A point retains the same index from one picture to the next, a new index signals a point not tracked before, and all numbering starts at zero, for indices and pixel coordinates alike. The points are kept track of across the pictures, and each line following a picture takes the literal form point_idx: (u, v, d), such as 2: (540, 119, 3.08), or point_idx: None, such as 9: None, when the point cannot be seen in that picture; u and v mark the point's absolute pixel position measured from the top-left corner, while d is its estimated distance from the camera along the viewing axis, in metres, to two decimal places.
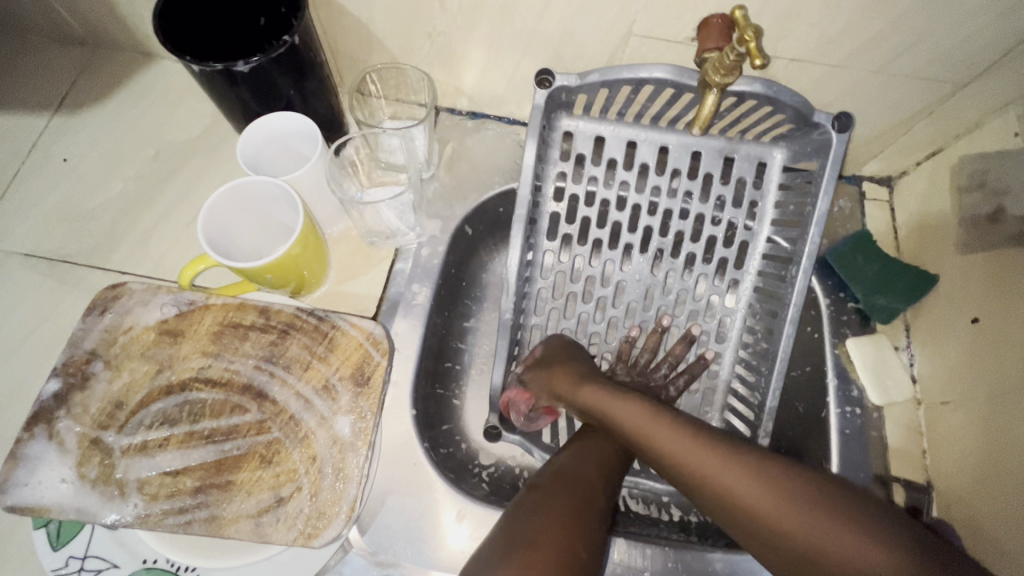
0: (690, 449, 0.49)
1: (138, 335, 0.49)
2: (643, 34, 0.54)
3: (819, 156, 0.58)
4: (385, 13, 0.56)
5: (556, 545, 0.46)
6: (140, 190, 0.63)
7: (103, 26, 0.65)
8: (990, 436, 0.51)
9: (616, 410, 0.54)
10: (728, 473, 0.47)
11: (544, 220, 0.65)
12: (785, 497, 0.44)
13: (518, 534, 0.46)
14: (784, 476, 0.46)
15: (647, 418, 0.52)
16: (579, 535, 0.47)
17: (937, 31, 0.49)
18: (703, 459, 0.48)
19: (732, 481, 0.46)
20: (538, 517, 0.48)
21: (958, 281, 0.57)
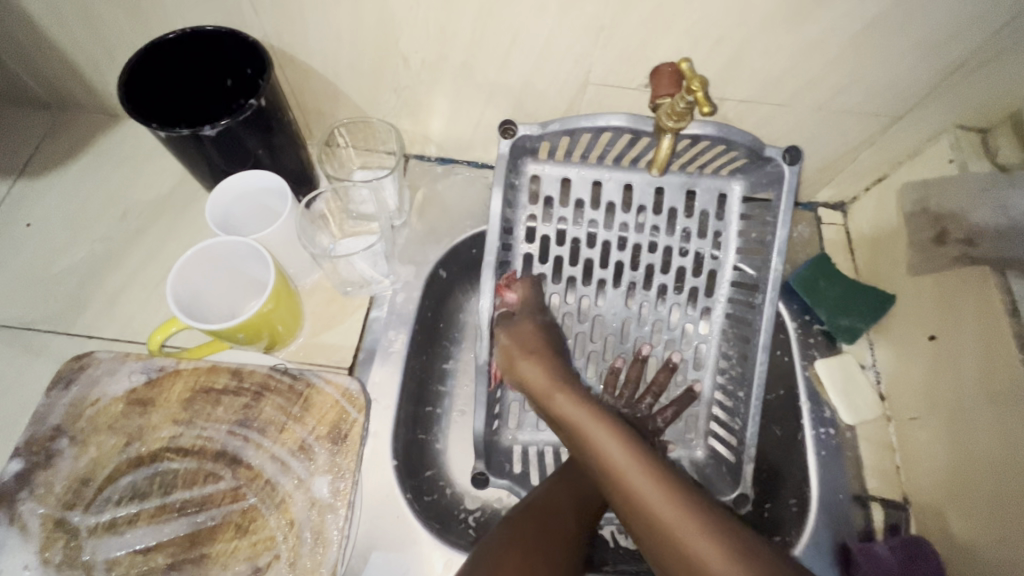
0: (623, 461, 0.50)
1: (105, 406, 0.47)
2: (599, 83, 0.56)
3: (774, 188, 0.61)
4: (350, 71, 0.58)
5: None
6: (108, 252, 0.63)
7: (68, 90, 0.66)
8: (957, 450, 0.53)
9: (578, 414, 0.55)
10: (665, 506, 0.47)
11: (516, 261, 0.68)
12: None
13: (479, 567, 0.48)
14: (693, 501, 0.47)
15: (601, 432, 0.53)
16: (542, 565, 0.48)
17: (868, 73, 0.53)
18: (648, 487, 0.48)
19: (715, 559, 0.43)
20: (503, 551, 0.49)
21: (912, 300, 0.60)
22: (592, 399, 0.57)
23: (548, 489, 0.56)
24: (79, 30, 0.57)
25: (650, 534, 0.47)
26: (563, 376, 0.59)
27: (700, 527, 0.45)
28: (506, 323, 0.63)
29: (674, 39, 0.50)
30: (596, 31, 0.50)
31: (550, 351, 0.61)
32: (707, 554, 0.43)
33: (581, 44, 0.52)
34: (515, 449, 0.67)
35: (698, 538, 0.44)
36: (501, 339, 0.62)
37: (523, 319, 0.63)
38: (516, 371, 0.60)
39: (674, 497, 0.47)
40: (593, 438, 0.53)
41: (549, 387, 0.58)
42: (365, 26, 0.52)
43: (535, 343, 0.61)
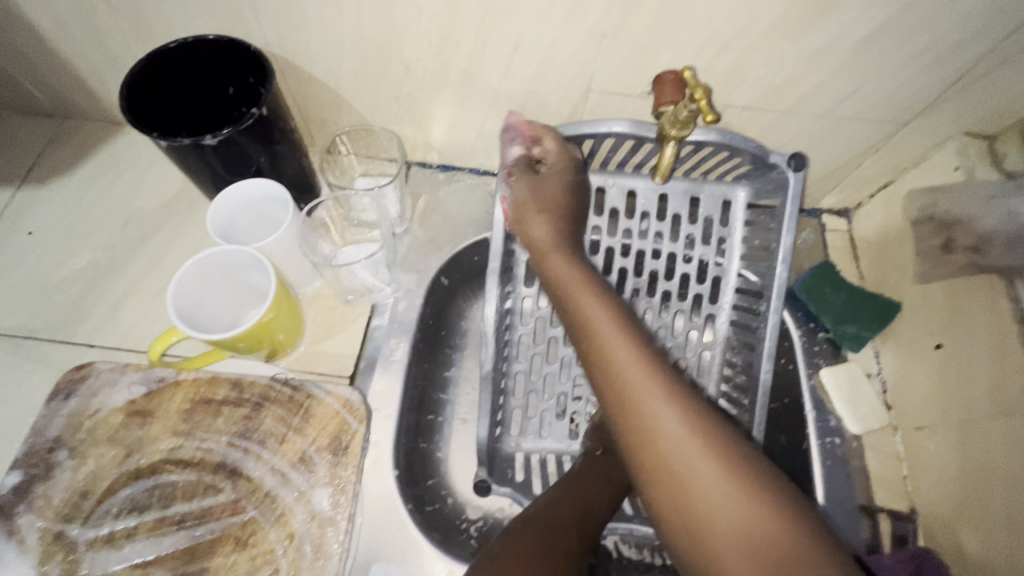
0: (604, 326, 0.50)
1: (105, 418, 0.47)
2: (601, 90, 0.56)
3: (779, 195, 0.60)
4: (352, 79, 0.58)
5: None
6: (109, 260, 0.63)
7: (71, 98, 0.66)
8: (966, 461, 0.52)
9: (569, 283, 0.55)
10: (637, 371, 0.46)
11: (519, 268, 0.67)
12: (721, 467, 0.40)
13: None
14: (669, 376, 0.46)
15: (590, 298, 0.52)
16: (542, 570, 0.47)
17: (872, 80, 0.52)
18: (626, 354, 0.47)
19: (675, 418, 0.42)
20: (503, 559, 0.48)
21: (919, 308, 0.59)
22: (586, 270, 0.57)
23: (550, 501, 0.56)
24: (82, 39, 0.57)
25: (615, 377, 0.47)
26: (562, 238, 0.59)
27: (670, 398, 0.44)
28: (536, 180, 0.59)
29: (677, 47, 0.50)
30: (598, 39, 0.50)
31: (570, 226, 0.59)
32: (667, 415, 0.43)
33: (583, 52, 0.52)
34: (517, 457, 0.67)
35: (664, 401, 0.44)
36: (537, 224, 0.58)
37: (552, 172, 0.58)
38: (529, 224, 0.58)
39: (649, 366, 0.46)
40: (585, 308, 0.52)
41: (553, 251, 0.58)
42: (367, 35, 0.52)
43: (557, 223, 0.59)
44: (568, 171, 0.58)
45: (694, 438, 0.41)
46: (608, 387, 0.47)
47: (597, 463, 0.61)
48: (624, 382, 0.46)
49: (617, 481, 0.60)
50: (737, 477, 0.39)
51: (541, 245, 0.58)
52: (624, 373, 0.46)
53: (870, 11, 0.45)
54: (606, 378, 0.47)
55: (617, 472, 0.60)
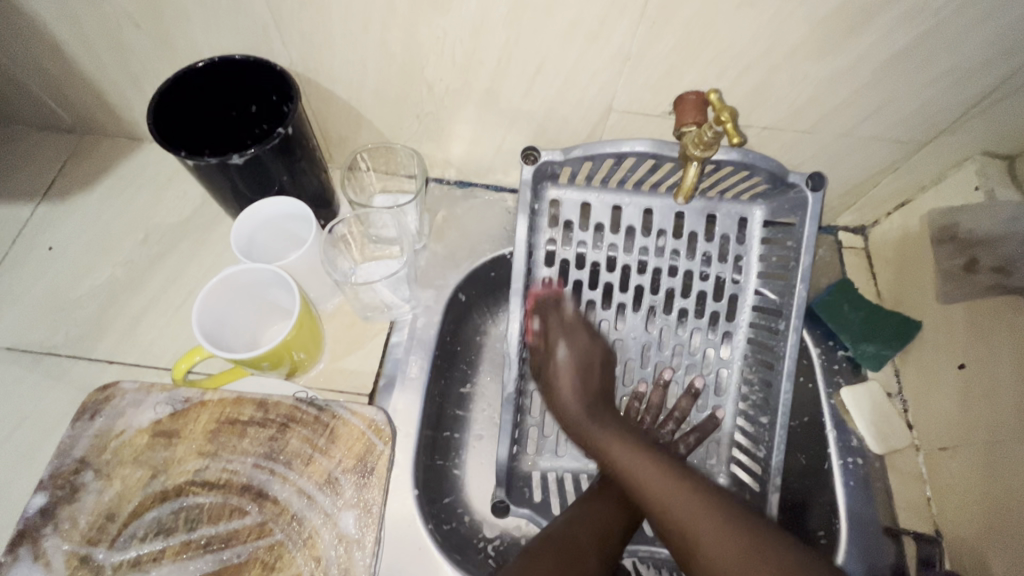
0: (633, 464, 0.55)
1: (130, 438, 0.47)
2: (622, 110, 0.56)
3: (798, 214, 0.60)
4: (374, 98, 0.58)
5: None
6: (129, 276, 0.63)
7: (92, 115, 0.66)
8: (992, 482, 0.52)
9: (593, 434, 0.59)
10: (664, 493, 0.52)
11: (537, 285, 0.66)
12: (739, 544, 0.47)
13: None
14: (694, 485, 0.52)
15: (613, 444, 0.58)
16: None
17: (893, 102, 0.53)
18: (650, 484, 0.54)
19: (710, 527, 0.49)
20: None
21: (940, 328, 0.59)
22: (610, 417, 0.61)
23: (571, 519, 0.55)
24: (106, 57, 0.57)
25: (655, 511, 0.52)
26: (594, 400, 0.62)
27: (697, 497, 0.51)
28: (558, 324, 0.63)
29: (700, 68, 0.50)
30: (622, 60, 0.50)
31: (591, 371, 0.63)
32: (703, 519, 0.49)
33: (606, 73, 0.52)
34: (534, 475, 0.66)
35: (689, 498, 0.51)
36: (562, 360, 0.62)
37: (569, 335, 0.63)
38: (553, 392, 0.62)
39: (671, 483, 0.53)
40: (613, 453, 0.57)
41: (579, 416, 0.61)
42: (391, 55, 0.53)
43: (577, 363, 0.62)
44: (580, 327, 0.64)
45: (723, 527, 0.48)
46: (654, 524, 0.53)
47: (615, 482, 0.61)
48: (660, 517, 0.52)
49: (635, 500, 0.59)
50: (774, 564, 0.45)
51: (571, 418, 0.61)
52: (652, 491, 0.53)
53: (894, 34, 0.46)
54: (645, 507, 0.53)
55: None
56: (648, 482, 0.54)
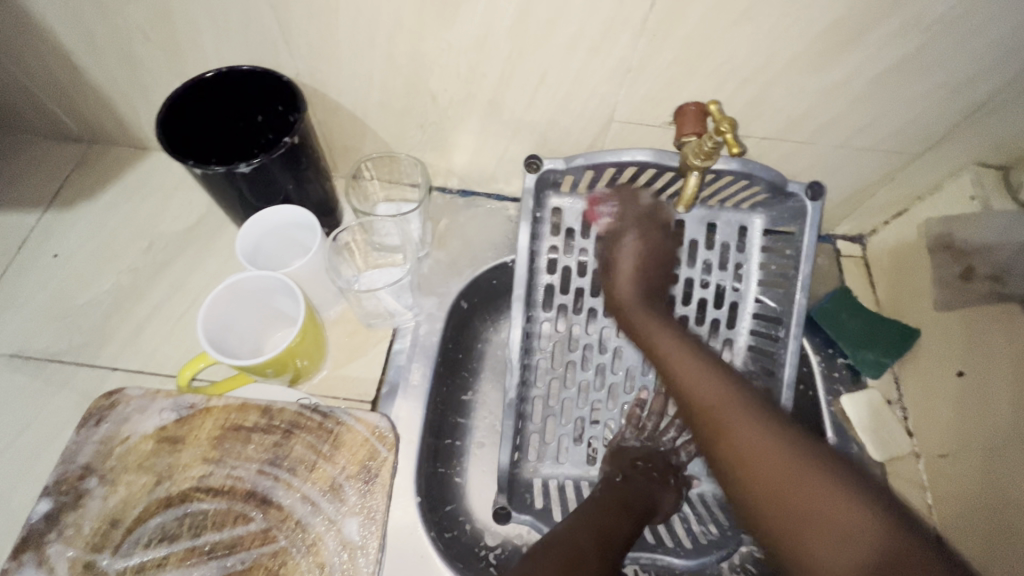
0: (711, 389, 0.52)
1: (135, 444, 0.47)
2: (623, 120, 0.57)
3: (797, 222, 0.61)
4: (379, 108, 0.59)
5: None
6: (134, 283, 0.63)
7: (99, 124, 0.67)
8: (992, 489, 0.52)
9: (659, 339, 0.59)
10: (742, 417, 0.49)
11: (538, 292, 0.66)
12: (806, 479, 0.43)
13: None
14: (768, 416, 0.49)
15: (668, 336, 0.59)
16: None
17: (889, 114, 0.54)
18: (722, 404, 0.51)
19: (769, 452, 0.46)
20: None
21: (937, 336, 0.59)
22: (691, 339, 0.59)
23: (572, 525, 0.55)
24: (115, 68, 0.58)
25: (712, 416, 0.51)
26: (653, 292, 0.63)
27: (771, 433, 0.47)
28: (633, 215, 0.63)
29: (700, 80, 0.51)
30: (623, 72, 0.51)
31: (648, 270, 0.63)
32: (757, 444, 0.47)
33: (607, 84, 0.53)
34: (535, 482, 0.66)
35: (753, 428, 0.48)
36: (629, 247, 0.63)
37: (644, 225, 0.63)
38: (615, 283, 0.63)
39: (749, 410, 0.50)
40: (680, 370, 0.55)
41: (632, 301, 0.61)
42: (396, 66, 0.54)
43: (644, 256, 0.63)
44: (654, 226, 0.63)
45: (789, 463, 0.45)
46: (722, 444, 0.49)
47: (617, 488, 0.61)
48: (732, 436, 0.48)
49: (636, 507, 0.59)
50: (848, 504, 0.41)
51: (620, 299, 0.62)
52: (725, 406, 0.50)
53: (889, 47, 0.47)
54: (710, 415, 0.51)
55: (635, 499, 0.60)
56: (721, 396, 0.51)
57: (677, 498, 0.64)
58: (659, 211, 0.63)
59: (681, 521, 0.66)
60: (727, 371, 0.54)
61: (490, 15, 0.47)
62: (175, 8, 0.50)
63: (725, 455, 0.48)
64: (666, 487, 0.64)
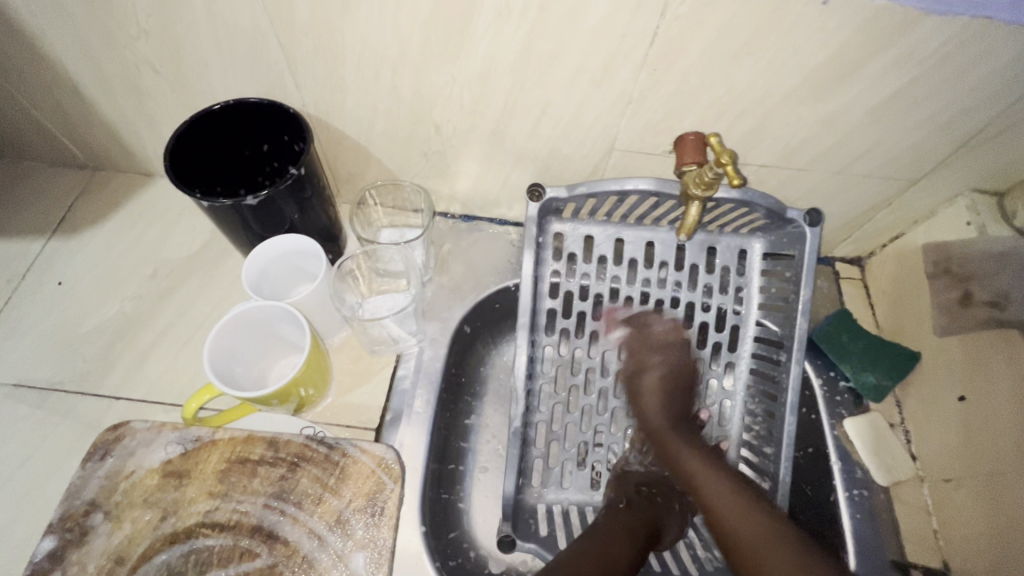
0: (728, 505, 0.57)
1: (140, 479, 0.47)
2: (624, 148, 0.58)
3: (796, 247, 0.62)
4: (383, 137, 0.60)
5: None
6: (138, 310, 0.63)
7: (106, 152, 0.68)
8: (1000, 515, 0.52)
9: (678, 448, 0.63)
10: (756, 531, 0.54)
11: (541, 316, 0.67)
12: None
13: None
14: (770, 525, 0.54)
15: (686, 449, 0.62)
16: None
17: (884, 143, 0.55)
18: (741, 526, 0.55)
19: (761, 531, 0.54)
20: None
21: (937, 360, 0.60)
22: (712, 456, 0.62)
23: (574, 551, 0.54)
24: (123, 99, 0.59)
25: (739, 549, 0.55)
26: (673, 380, 0.65)
27: (767, 526, 0.54)
28: (645, 338, 0.66)
29: (699, 111, 0.52)
30: (624, 103, 0.52)
31: (676, 382, 0.65)
32: (773, 549, 0.53)
33: (609, 115, 0.54)
34: (540, 508, 0.66)
35: (776, 544, 0.53)
36: (648, 384, 0.65)
37: (660, 347, 0.65)
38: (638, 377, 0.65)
39: (777, 527, 0.54)
40: (700, 477, 0.60)
41: (664, 427, 0.64)
42: (401, 98, 0.54)
43: (671, 349, 0.65)
44: (661, 353, 0.65)
45: None
46: (757, 562, 0.53)
47: (621, 514, 0.60)
48: (769, 560, 0.52)
49: (640, 534, 0.58)
50: None
51: (655, 427, 0.64)
52: (768, 545, 0.53)
53: (883, 81, 0.48)
54: (748, 551, 0.54)
55: (639, 525, 0.60)
56: (739, 507, 0.56)
57: (682, 524, 0.64)
58: (674, 330, 0.66)
59: (687, 547, 0.65)
60: (725, 469, 0.61)
61: (494, 50, 0.48)
62: (185, 43, 0.51)
63: (751, 567, 0.53)
64: (671, 513, 0.64)
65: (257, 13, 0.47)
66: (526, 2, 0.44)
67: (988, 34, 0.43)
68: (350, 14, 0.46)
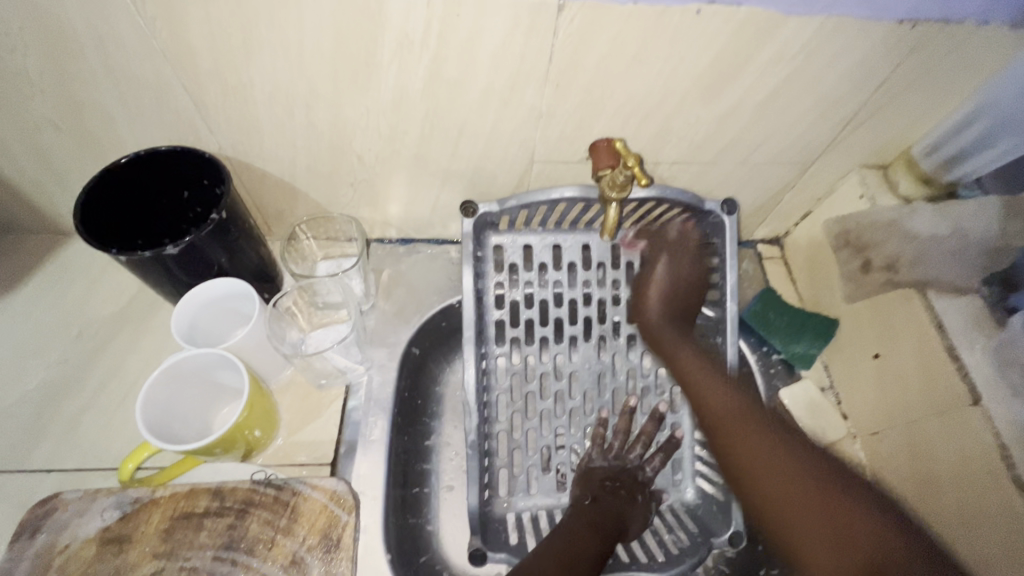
0: (729, 412, 0.59)
1: (78, 550, 0.46)
2: (544, 160, 0.61)
3: (717, 236, 0.66)
4: (307, 173, 0.60)
5: None
6: (64, 376, 0.60)
7: (15, 216, 0.65)
8: (919, 459, 0.56)
9: (679, 353, 0.65)
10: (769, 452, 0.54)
11: (490, 327, 0.69)
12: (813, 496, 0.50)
13: None
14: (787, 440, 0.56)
15: (682, 347, 0.66)
16: None
17: (776, 134, 0.59)
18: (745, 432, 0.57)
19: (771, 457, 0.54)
20: None
21: (852, 323, 0.65)
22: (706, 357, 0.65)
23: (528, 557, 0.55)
24: (24, 158, 0.57)
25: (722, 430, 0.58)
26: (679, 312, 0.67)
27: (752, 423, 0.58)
28: (661, 243, 0.68)
29: (606, 119, 0.55)
30: (536, 118, 0.55)
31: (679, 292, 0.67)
32: (757, 443, 0.56)
33: (524, 130, 0.56)
34: (509, 517, 0.67)
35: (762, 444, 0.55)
36: (661, 273, 0.67)
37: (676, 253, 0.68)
38: (643, 305, 0.68)
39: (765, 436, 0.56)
40: (698, 376, 0.63)
41: (662, 322, 0.67)
42: (318, 132, 0.55)
43: (671, 282, 0.67)
44: (684, 251, 0.67)
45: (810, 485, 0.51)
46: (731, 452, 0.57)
47: (585, 510, 0.62)
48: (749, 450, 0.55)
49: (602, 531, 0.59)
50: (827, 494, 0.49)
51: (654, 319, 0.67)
52: (746, 428, 0.57)
53: (765, 77, 0.52)
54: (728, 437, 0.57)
55: (602, 517, 0.61)
56: (737, 406, 0.59)
57: (646, 512, 0.66)
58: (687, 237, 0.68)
59: (653, 534, 0.67)
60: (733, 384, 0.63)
61: (402, 78, 0.50)
62: (86, 98, 0.50)
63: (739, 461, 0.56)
64: (634, 502, 0.66)
65: (158, 62, 0.47)
66: (425, 32, 0.46)
67: (844, 29, 0.47)
68: (254, 56, 0.47)
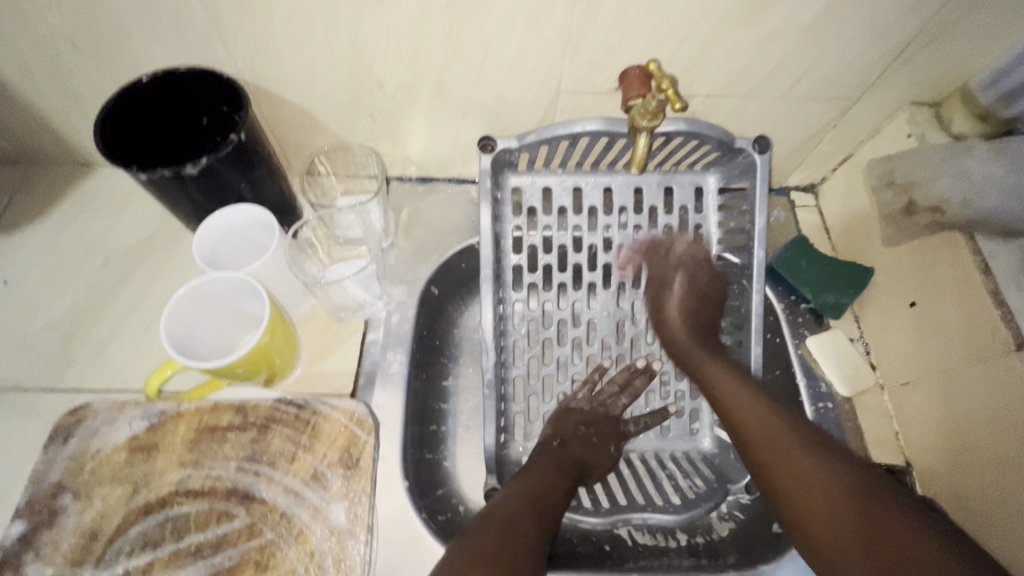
0: (762, 428, 0.56)
1: (108, 456, 0.49)
2: (571, 90, 0.58)
3: (749, 177, 0.63)
4: (326, 100, 0.59)
5: (495, 542, 0.46)
6: (92, 301, 0.61)
7: (37, 143, 0.64)
8: (950, 410, 0.54)
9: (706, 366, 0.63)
10: (809, 474, 0.51)
11: (508, 273, 0.66)
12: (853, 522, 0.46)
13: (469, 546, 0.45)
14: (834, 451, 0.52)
15: (712, 363, 0.63)
16: (527, 521, 0.49)
17: (820, 64, 0.55)
18: (786, 451, 0.53)
19: (814, 474, 0.50)
20: (496, 521, 0.48)
21: (889, 270, 0.62)
22: (740, 370, 0.63)
23: (508, 500, 0.51)
24: (46, 81, 0.56)
25: (755, 451, 0.56)
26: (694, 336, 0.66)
27: (784, 428, 0.55)
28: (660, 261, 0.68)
29: (640, 42, 0.52)
30: (564, 41, 0.52)
31: (703, 302, 0.67)
32: (792, 453, 0.53)
33: (551, 55, 0.54)
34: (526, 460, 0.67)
35: (801, 452, 0.52)
36: (679, 292, 0.67)
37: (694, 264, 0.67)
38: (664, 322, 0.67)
39: (811, 450, 0.52)
40: (727, 394, 0.60)
41: (687, 341, 0.66)
42: (338, 55, 0.53)
43: (693, 293, 0.67)
44: (695, 266, 0.67)
45: (847, 510, 0.47)
46: (775, 472, 0.53)
47: (555, 453, 0.60)
48: (789, 471, 0.52)
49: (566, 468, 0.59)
50: (879, 519, 0.45)
51: (673, 336, 0.66)
52: (779, 439, 0.54)
53: None
54: (765, 452, 0.54)
55: (570, 460, 0.60)
56: (765, 417, 0.56)
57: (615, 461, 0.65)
58: (698, 253, 0.67)
59: (668, 478, 0.67)
60: (759, 390, 0.59)
61: None
62: (103, 14, 0.49)
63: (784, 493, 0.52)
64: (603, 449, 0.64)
65: None
66: None
67: None
68: None
